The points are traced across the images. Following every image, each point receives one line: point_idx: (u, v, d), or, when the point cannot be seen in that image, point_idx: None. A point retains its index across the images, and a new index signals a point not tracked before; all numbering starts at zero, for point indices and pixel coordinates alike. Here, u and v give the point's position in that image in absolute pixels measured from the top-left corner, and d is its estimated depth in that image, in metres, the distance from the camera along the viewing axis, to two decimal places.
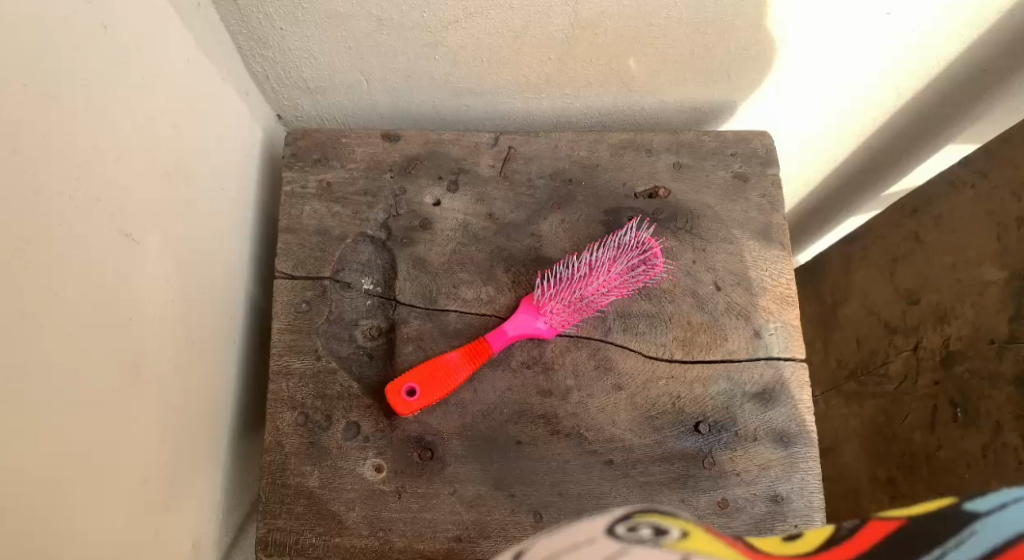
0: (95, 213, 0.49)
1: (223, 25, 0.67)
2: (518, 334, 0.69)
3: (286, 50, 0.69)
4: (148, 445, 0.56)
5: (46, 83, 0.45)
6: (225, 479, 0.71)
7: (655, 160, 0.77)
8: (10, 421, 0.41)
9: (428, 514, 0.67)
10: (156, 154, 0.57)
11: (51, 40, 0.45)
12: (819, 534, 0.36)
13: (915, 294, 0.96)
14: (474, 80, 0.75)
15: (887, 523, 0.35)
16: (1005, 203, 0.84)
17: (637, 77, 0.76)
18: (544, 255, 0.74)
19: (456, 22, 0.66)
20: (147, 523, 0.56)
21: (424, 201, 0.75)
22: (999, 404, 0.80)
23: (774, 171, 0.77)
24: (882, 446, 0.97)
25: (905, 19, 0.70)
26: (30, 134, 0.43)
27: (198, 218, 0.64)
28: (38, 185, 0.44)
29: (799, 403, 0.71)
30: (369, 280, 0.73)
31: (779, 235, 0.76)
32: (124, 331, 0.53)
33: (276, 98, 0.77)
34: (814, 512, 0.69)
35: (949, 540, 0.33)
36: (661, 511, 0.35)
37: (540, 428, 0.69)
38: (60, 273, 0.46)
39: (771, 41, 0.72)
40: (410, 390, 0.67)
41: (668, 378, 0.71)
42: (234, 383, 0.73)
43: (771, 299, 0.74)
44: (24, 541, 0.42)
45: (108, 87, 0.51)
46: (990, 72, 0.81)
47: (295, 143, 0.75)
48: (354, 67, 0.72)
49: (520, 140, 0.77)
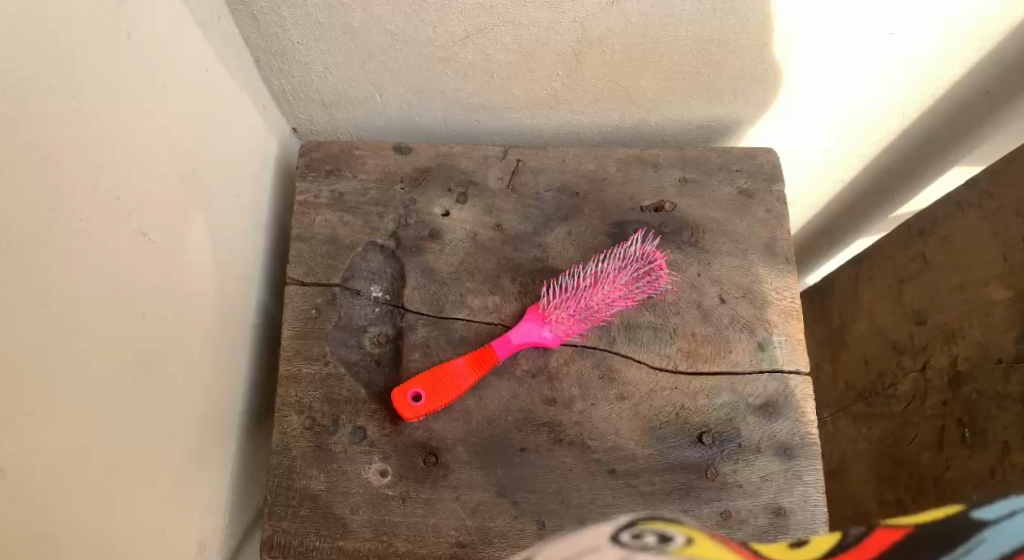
0: (113, 212, 0.51)
1: (245, 41, 0.70)
2: (523, 342, 0.70)
3: (304, 64, 0.72)
4: (156, 443, 0.57)
5: (64, 86, 0.46)
6: (233, 484, 0.72)
7: (661, 176, 0.78)
8: (14, 422, 0.42)
9: (432, 519, 0.67)
10: (172, 159, 0.59)
11: (73, 42, 0.47)
12: (824, 542, 0.32)
13: (923, 313, 0.96)
14: (484, 96, 0.77)
15: (892, 532, 0.32)
16: (1010, 224, 0.85)
17: (646, 95, 0.78)
18: (550, 266, 0.75)
19: (467, 38, 0.68)
20: (155, 521, 0.57)
21: (433, 211, 0.76)
22: (1006, 424, 0.79)
23: (779, 188, 0.79)
24: (888, 465, 0.96)
25: (910, 36, 0.71)
26: (48, 132, 0.45)
27: (211, 222, 0.66)
28: (60, 183, 0.46)
29: (802, 416, 0.72)
30: (378, 288, 0.75)
31: (784, 249, 0.76)
32: (137, 330, 0.54)
33: (292, 112, 0.80)
34: (818, 525, 0.68)
35: (958, 549, 0.31)
36: (666, 521, 0.34)
37: (545, 437, 0.69)
38: (78, 270, 0.47)
39: (776, 62, 0.73)
40: (415, 395, 0.67)
41: (673, 389, 0.71)
42: (242, 388, 0.74)
43: (775, 313, 0.74)
44: (27, 533, 0.42)
45: (121, 91, 0.52)
46: (993, 93, 0.82)
47: (309, 154, 0.78)
48: (368, 81, 0.74)
49: (528, 154, 0.79)
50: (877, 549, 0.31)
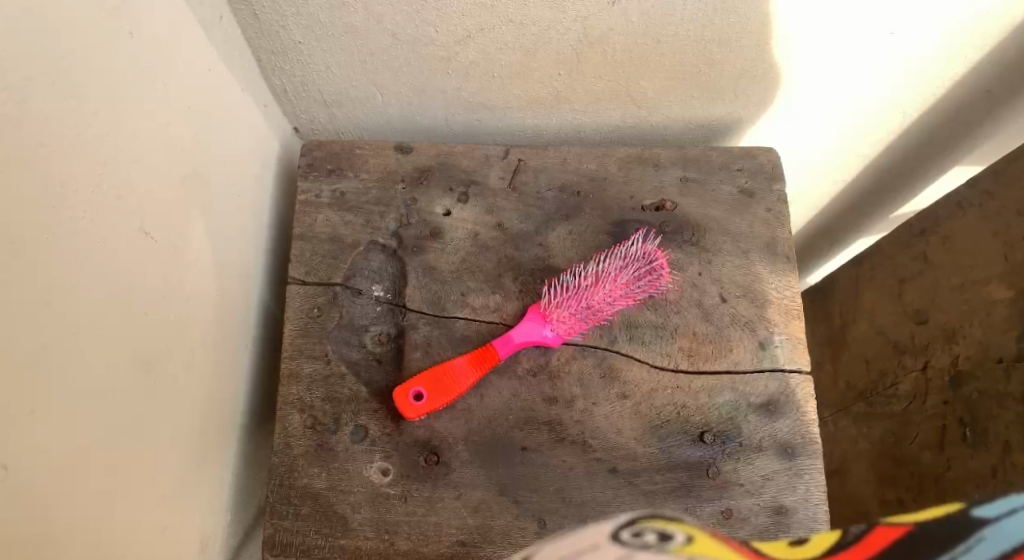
0: (116, 210, 0.51)
1: (246, 40, 0.70)
2: (524, 341, 0.70)
3: (305, 63, 0.72)
4: (159, 442, 0.57)
5: (68, 85, 0.46)
6: (234, 483, 0.72)
7: (661, 175, 0.78)
8: (17, 420, 0.42)
9: (433, 518, 0.67)
10: (174, 158, 0.59)
11: (75, 41, 0.47)
12: (825, 540, 0.32)
13: (924, 313, 0.96)
14: (484, 95, 0.77)
15: (893, 530, 0.32)
16: (1010, 223, 0.85)
17: (646, 95, 0.78)
18: (551, 266, 0.75)
19: (469, 38, 0.68)
20: (157, 520, 0.57)
21: (434, 211, 0.76)
22: (1007, 424, 0.79)
23: (780, 187, 0.79)
24: (890, 465, 0.96)
25: (910, 35, 0.71)
26: (51, 131, 0.45)
27: (212, 221, 0.66)
28: (63, 179, 0.46)
29: (803, 415, 0.72)
30: (379, 287, 0.75)
31: (784, 248, 0.77)
32: (139, 328, 0.54)
33: (294, 111, 0.80)
34: (819, 524, 0.68)
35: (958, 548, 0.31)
36: (667, 518, 0.34)
37: (546, 436, 0.69)
38: (81, 268, 0.47)
39: (776, 62, 0.74)
40: (417, 395, 0.68)
41: (674, 388, 0.71)
42: (243, 387, 0.74)
43: (776, 312, 0.74)
44: (27, 533, 0.42)
45: (123, 91, 0.53)
46: (993, 93, 0.82)
47: (310, 154, 0.78)
48: (369, 81, 0.74)
49: (530, 154, 0.79)
50: (878, 549, 0.31)
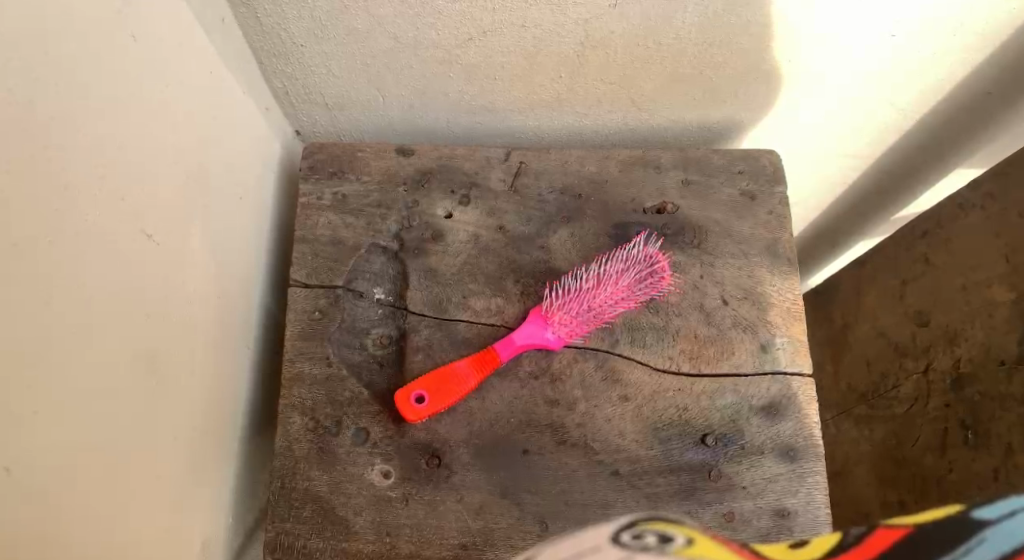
0: (118, 212, 0.51)
1: (248, 43, 0.70)
2: (526, 343, 0.70)
3: (307, 66, 0.72)
4: (160, 444, 0.57)
5: (70, 87, 0.46)
6: (236, 486, 0.72)
7: (662, 177, 0.78)
8: (20, 424, 0.42)
9: (435, 521, 0.67)
10: (177, 160, 0.60)
11: (78, 43, 0.48)
12: (826, 541, 0.32)
13: (925, 315, 0.96)
14: (484, 98, 0.77)
15: (893, 532, 0.31)
16: (1012, 225, 0.85)
17: (647, 97, 0.78)
18: (552, 268, 0.75)
19: (470, 40, 0.68)
20: (159, 522, 0.57)
21: (436, 213, 0.76)
22: (1009, 426, 0.79)
23: (781, 189, 0.79)
24: (892, 467, 0.96)
25: (912, 36, 0.71)
26: (56, 133, 0.45)
27: (214, 223, 0.66)
28: (68, 181, 0.46)
29: (806, 418, 0.71)
30: (381, 290, 0.75)
31: (785, 250, 0.77)
32: (141, 330, 0.54)
33: (295, 114, 0.80)
34: (821, 527, 0.68)
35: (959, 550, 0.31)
36: (667, 521, 0.34)
37: (547, 438, 0.69)
38: (84, 269, 0.48)
39: (778, 63, 0.74)
40: (418, 397, 0.68)
41: (676, 390, 0.71)
42: (244, 390, 0.74)
43: (777, 314, 0.74)
44: (35, 533, 0.42)
45: (126, 93, 0.53)
46: (994, 95, 0.82)
47: (312, 156, 0.78)
48: (371, 84, 0.74)
49: (531, 156, 0.79)
50: (879, 548, 0.30)
